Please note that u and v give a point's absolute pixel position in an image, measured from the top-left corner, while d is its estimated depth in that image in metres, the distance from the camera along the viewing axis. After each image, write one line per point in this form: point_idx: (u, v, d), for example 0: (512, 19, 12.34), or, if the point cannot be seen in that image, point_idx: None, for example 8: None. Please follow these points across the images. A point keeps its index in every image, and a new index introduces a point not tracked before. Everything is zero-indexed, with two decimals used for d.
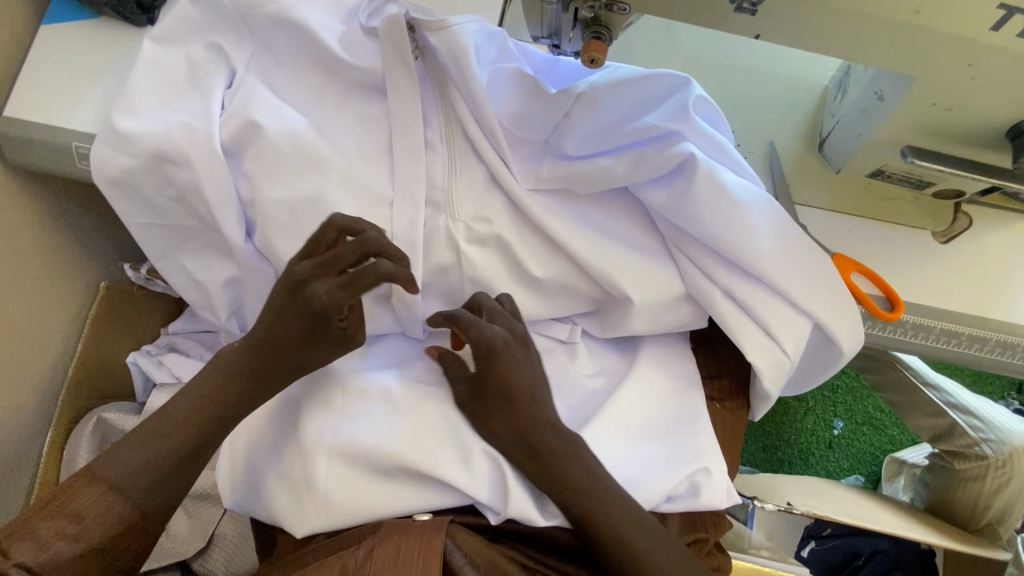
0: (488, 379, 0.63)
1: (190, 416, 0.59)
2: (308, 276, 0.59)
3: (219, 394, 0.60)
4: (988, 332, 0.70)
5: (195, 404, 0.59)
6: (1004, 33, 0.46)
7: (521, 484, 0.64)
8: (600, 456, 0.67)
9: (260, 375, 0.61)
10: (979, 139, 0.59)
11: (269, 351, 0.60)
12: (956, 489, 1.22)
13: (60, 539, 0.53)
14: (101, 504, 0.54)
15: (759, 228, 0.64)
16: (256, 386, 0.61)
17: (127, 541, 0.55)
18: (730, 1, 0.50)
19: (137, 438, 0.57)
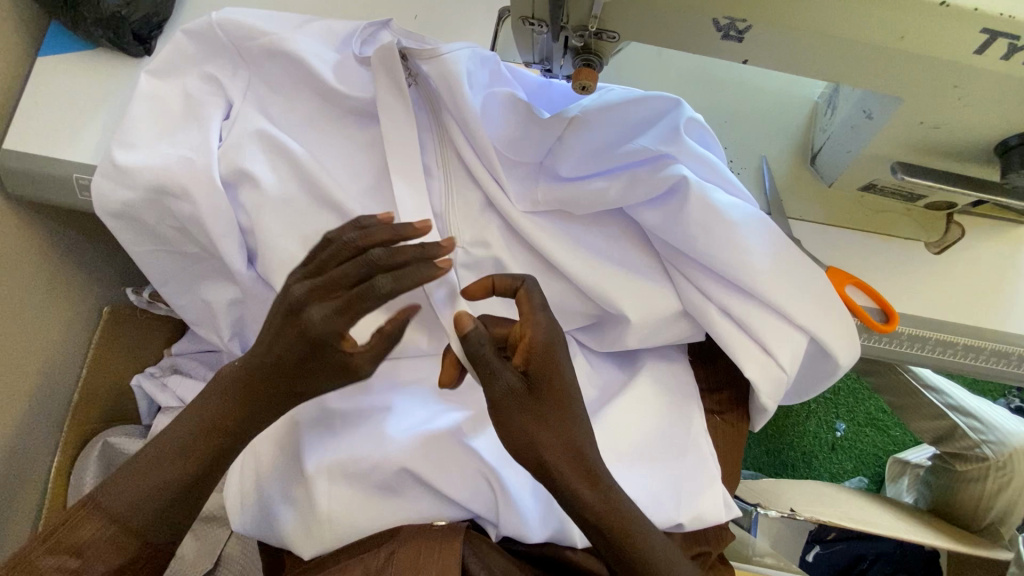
0: (542, 381, 0.51)
1: (192, 446, 0.55)
2: (308, 300, 0.50)
3: (219, 420, 0.55)
4: (982, 341, 0.71)
5: (198, 433, 0.55)
6: (987, 56, 0.46)
7: (523, 505, 0.65)
8: None
9: (251, 404, 0.55)
10: (968, 155, 0.60)
11: (266, 376, 0.53)
12: (958, 490, 1.22)
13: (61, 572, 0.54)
14: (100, 537, 0.55)
15: (752, 245, 0.65)
16: (255, 416, 0.55)
17: (132, 559, 0.56)
18: (717, 30, 0.50)
19: (142, 468, 0.55)
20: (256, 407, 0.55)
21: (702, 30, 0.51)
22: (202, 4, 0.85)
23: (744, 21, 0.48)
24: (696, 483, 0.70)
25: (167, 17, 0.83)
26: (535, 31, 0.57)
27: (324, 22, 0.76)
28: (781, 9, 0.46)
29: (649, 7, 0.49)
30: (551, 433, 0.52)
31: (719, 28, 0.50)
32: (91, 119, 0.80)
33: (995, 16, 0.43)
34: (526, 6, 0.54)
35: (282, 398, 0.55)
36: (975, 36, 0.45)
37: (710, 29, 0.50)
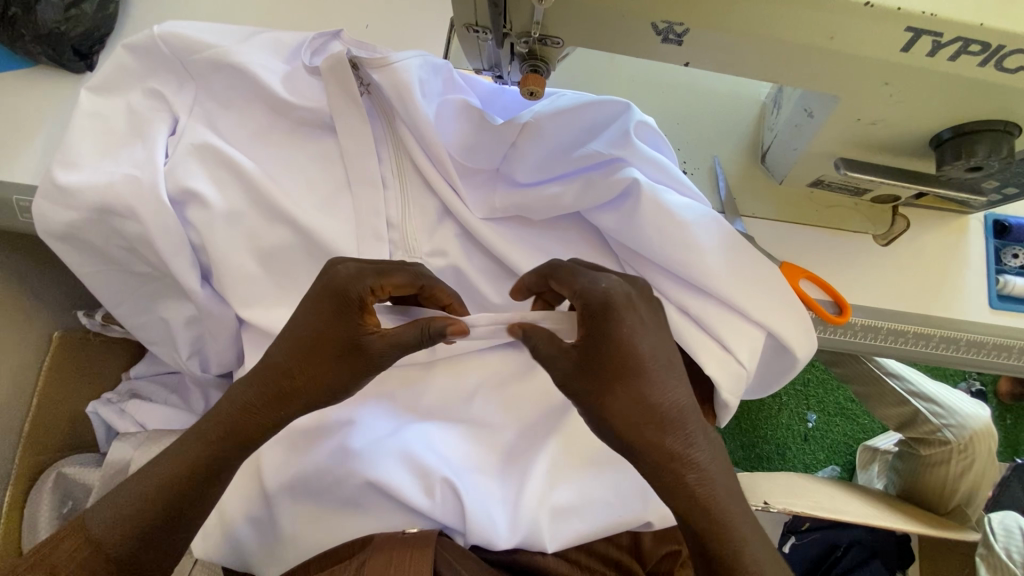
0: (610, 347, 0.49)
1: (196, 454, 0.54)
2: (326, 313, 0.52)
3: (229, 423, 0.54)
4: (932, 328, 0.73)
5: (201, 440, 0.54)
6: (913, 54, 0.48)
7: (489, 514, 0.64)
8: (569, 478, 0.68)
9: (237, 441, 0.54)
10: (906, 150, 0.62)
11: (288, 373, 0.53)
12: (924, 474, 1.25)
13: None
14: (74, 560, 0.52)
15: (705, 244, 0.66)
16: (237, 445, 0.54)
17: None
18: (656, 33, 0.51)
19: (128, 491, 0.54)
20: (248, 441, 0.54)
21: (643, 34, 0.52)
22: (146, 17, 0.82)
23: (682, 24, 0.49)
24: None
25: (109, 30, 0.80)
26: (480, 37, 0.57)
27: (271, 33, 0.74)
28: (715, 12, 0.47)
29: (589, 12, 0.50)
30: (619, 405, 0.49)
31: (658, 31, 0.51)
32: (32, 139, 0.77)
33: (918, 14, 0.44)
34: (469, 13, 0.54)
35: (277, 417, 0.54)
36: (901, 35, 0.46)
37: (650, 33, 0.51)
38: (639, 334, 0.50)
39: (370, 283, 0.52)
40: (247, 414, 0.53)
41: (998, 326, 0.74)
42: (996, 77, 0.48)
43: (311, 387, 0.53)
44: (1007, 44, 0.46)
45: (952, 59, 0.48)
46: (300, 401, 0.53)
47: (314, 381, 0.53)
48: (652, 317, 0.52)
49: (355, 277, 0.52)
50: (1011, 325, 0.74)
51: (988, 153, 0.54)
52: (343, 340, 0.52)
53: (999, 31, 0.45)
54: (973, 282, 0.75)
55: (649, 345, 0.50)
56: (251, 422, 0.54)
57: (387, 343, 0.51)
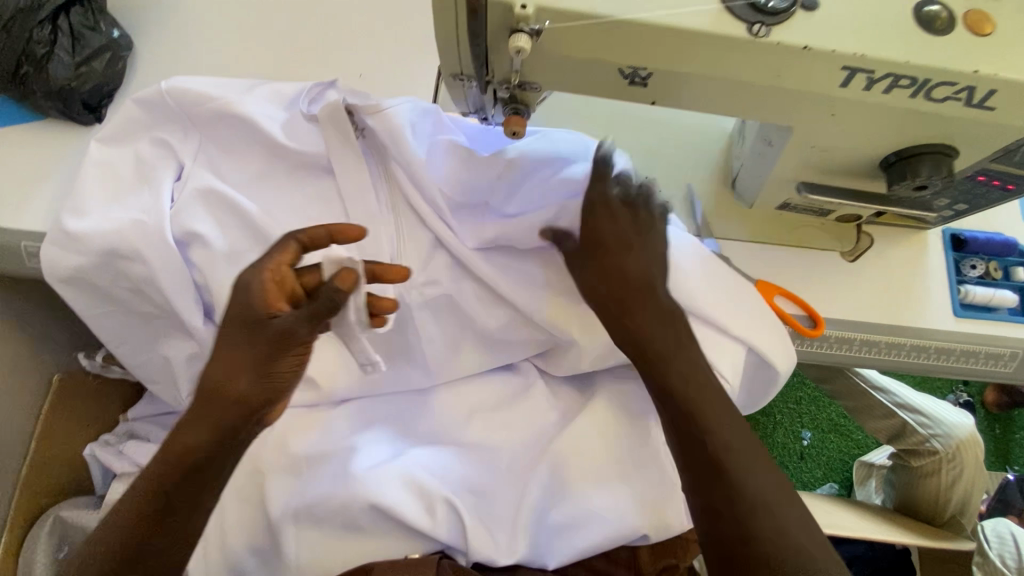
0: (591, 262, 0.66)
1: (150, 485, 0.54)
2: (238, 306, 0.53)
3: (179, 447, 0.53)
4: (901, 338, 0.78)
5: (155, 473, 0.54)
6: (852, 88, 0.53)
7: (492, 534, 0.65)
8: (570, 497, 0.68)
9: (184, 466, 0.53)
10: (860, 173, 0.67)
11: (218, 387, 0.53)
12: (917, 485, 1.27)
13: None
14: None
15: (681, 265, 0.70)
16: (188, 469, 0.54)
17: None
18: (623, 78, 0.56)
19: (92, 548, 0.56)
20: (188, 460, 0.54)
21: (611, 78, 0.57)
22: (151, 72, 0.88)
23: (645, 69, 0.55)
24: (658, 495, 0.71)
25: (117, 86, 0.85)
26: (465, 84, 0.62)
27: (271, 85, 0.79)
28: (674, 57, 0.53)
29: (562, 61, 0.55)
30: (585, 281, 0.67)
31: (624, 75, 0.56)
32: (41, 190, 0.80)
33: (851, 54, 0.50)
34: (454, 63, 0.59)
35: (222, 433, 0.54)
36: (839, 73, 0.52)
37: (617, 77, 0.57)
38: (631, 260, 0.65)
39: (261, 271, 0.53)
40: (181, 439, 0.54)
41: (964, 334, 0.78)
42: (928, 106, 0.54)
43: (234, 387, 0.53)
44: (932, 77, 0.51)
45: (886, 92, 0.53)
46: (230, 404, 0.53)
47: (240, 379, 0.53)
48: (665, 314, 0.64)
49: (251, 273, 0.53)
50: (976, 332, 0.78)
51: (930, 172, 0.60)
52: (254, 332, 0.53)
53: (923, 67, 0.51)
54: (938, 293, 0.80)
55: (666, 300, 0.64)
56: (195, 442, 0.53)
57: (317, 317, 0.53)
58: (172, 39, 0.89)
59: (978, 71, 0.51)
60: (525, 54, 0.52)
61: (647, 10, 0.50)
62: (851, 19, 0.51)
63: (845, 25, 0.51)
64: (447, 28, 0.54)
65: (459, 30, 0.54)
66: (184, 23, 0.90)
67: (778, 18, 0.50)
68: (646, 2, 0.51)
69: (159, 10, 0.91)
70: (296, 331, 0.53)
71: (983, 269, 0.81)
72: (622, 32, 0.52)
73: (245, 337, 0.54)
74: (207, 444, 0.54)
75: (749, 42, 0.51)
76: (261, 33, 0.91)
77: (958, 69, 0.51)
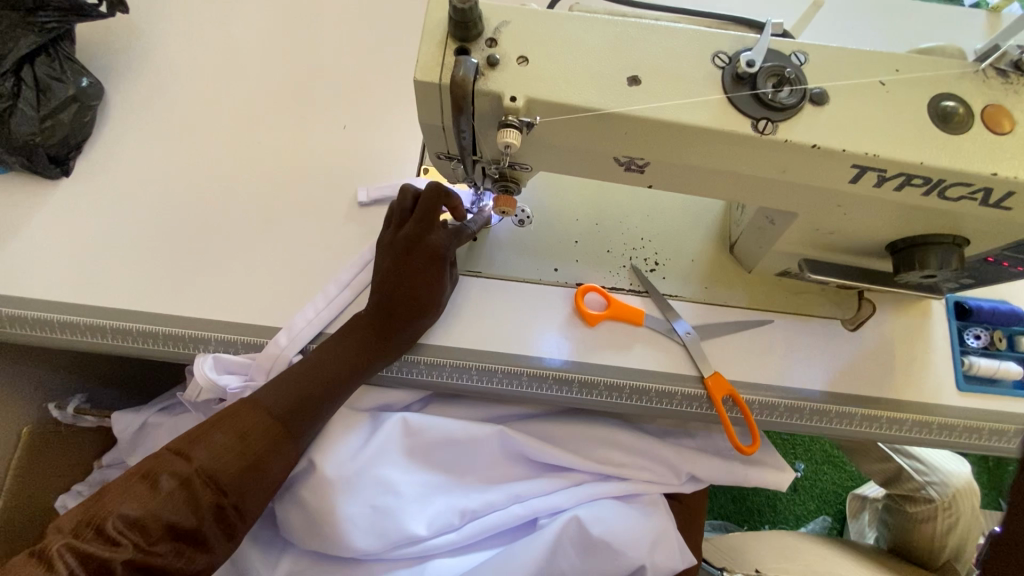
0: None
1: (344, 358, 0.69)
2: (386, 266, 0.73)
3: (361, 320, 0.72)
4: (903, 413, 0.75)
5: (340, 355, 0.69)
6: (861, 185, 0.50)
7: (471, 529, 0.71)
8: (554, 505, 0.73)
9: (365, 361, 0.70)
10: (865, 252, 0.64)
11: (385, 292, 0.71)
12: (911, 531, 1.20)
13: (229, 452, 0.62)
14: (227, 443, 0.62)
15: (634, 346, 0.76)
16: (364, 357, 0.70)
17: (252, 464, 0.63)
18: (620, 165, 0.53)
19: (192, 440, 0.62)
20: (276, 409, 0.66)
21: (607, 165, 0.54)
22: (124, 122, 0.83)
23: (642, 159, 0.52)
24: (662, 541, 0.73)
25: (87, 137, 0.81)
26: (451, 162, 0.58)
27: None
28: (674, 150, 0.50)
29: (556, 148, 0.52)
30: None
31: (620, 163, 0.53)
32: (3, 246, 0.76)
33: (862, 155, 0.47)
34: (440, 145, 0.55)
35: (376, 346, 0.71)
36: (848, 170, 0.49)
37: (614, 164, 0.54)
38: None
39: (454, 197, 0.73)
40: (293, 382, 0.67)
41: (965, 407, 0.76)
42: (940, 205, 0.51)
43: (414, 299, 0.71)
44: (947, 179, 0.48)
45: (897, 189, 0.50)
46: (405, 306, 0.70)
47: (345, 350, 0.70)
48: None
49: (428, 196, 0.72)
50: (979, 407, 0.76)
51: (940, 264, 0.57)
52: (399, 288, 0.71)
53: (937, 168, 0.48)
54: (941, 363, 0.77)
55: None
56: (367, 343, 0.70)
57: (430, 270, 0.72)
58: (146, 85, 0.85)
59: (996, 173, 0.47)
60: (515, 148, 0.48)
61: (646, 104, 0.47)
62: (863, 117, 0.48)
63: (856, 120, 0.48)
64: (431, 114, 0.50)
65: (444, 118, 0.50)
66: (160, 68, 0.87)
67: (784, 113, 0.47)
68: (644, 95, 0.47)
69: (135, 55, 0.87)
70: (416, 292, 0.71)
71: (987, 339, 0.79)
72: (619, 125, 0.48)
73: (365, 316, 0.72)
74: (298, 398, 0.67)
75: (754, 139, 0.47)
76: (240, 78, 0.87)
77: (974, 171, 0.47)
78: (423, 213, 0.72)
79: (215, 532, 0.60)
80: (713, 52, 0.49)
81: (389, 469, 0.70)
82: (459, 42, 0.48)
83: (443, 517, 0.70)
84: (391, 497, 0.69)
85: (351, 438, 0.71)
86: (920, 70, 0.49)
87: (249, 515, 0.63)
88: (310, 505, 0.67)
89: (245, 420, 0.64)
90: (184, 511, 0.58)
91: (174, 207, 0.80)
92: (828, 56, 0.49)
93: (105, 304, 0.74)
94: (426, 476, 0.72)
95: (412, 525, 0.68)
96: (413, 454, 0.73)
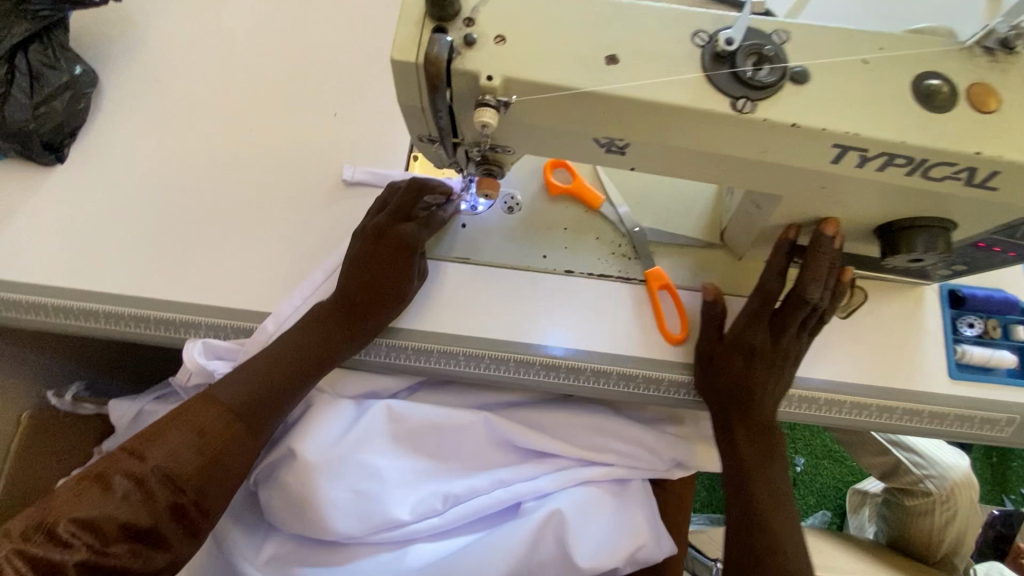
0: None
1: (305, 348, 0.71)
2: (355, 253, 0.74)
3: (328, 310, 0.73)
4: (894, 401, 0.74)
5: (300, 346, 0.71)
6: (843, 164, 0.49)
7: (455, 514, 0.71)
8: (539, 491, 0.73)
9: (323, 353, 0.72)
10: (854, 237, 0.63)
11: (355, 280, 0.73)
12: (910, 524, 1.19)
13: (186, 449, 0.63)
14: (183, 441, 0.63)
15: (621, 331, 0.75)
16: (325, 348, 0.72)
17: (210, 459, 0.64)
18: (601, 146, 0.53)
19: (148, 439, 0.63)
20: (234, 403, 0.67)
21: (588, 147, 0.54)
22: (117, 110, 0.84)
23: (622, 139, 0.52)
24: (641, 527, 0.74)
25: (81, 125, 0.82)
26: (433, 145, 0.58)
27: None
28: (655, 130, 0.50)
29: (536, 129, 0.52)
30: None
31: (601, 144, 0.53)
32: None
33: (843, 133, 0.47)
34: (422, 127, 0.55)
35: (337, 338, 0.72)
36: (829, 150, 0.48)
37: (595, 145, 0.53)
38: None
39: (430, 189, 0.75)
40: (252, 373, 0.69)
41: (957, 396, 0.75)
42: (925, 186, 0.50)
43: (381, 289, 0.72)
44: (930, 158, 0.48)
45: (880, 170, 0.49)
46: (373, 293, 0.72)
47: (308, 343, 0.71)
48: None
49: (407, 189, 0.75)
50: (973, 395, 0.75)
51: (926, 248, 0.56)
52: (364, 278, 0.72)
53: (920, 148, 0.47)
54: (934, 352, 0.76)
55: None
56: (330, 335, 0.72)
57: (397, 260, 0.72)
58: (139, 74, 0.86)
59: (980, 152, 0.47)
60: (492, 128, 0.48)
61: (623, 83, 0.47)
62: (844, 96, 0.47)
63: (836, 99, 0.47)
64: (410, 95, 0.50)
65: (422, 98, 0.50)
66: (153, 56, 0.87)
67: (764, 92, 0.47)
68: (622, 74, 0.47)
69: (129, 43, 0.88)
70: (382, 283, 0.72)
71: (981, 327, 0.77)
72: (597, 104, 0.48)
73: (328, 307, 0.73)
74: (257, 391, 0.68)
75: (734, 118, 0.47)
76: (232, 67, 0.88)
77: (957, 150, 0.47)
78: (395, 207, 0.75)
79: (174, 530, 0.61)
80: (692, 30, 0.48)
81: (373, 455, 0.71)
82: (436, 21, 0.48)
83: (426, 503, 0.70)
84: (374, 482, 0.69)
85: (334, 422, 0.71)
86: (904, 48, 0.49)
87: (209, 512, 0.63)
88: (293, 489, 0.68)
89: (202, 417, 0.65)
90: (140, 510, 0.58)
91: (166, 193, 0.80)
92: (810, 35, 0.49)
93: (97, 289, 0.75)
94: (410, 462, 0.73)
95: (396, 509, 0.68)
96: (397, 439, 0.73)
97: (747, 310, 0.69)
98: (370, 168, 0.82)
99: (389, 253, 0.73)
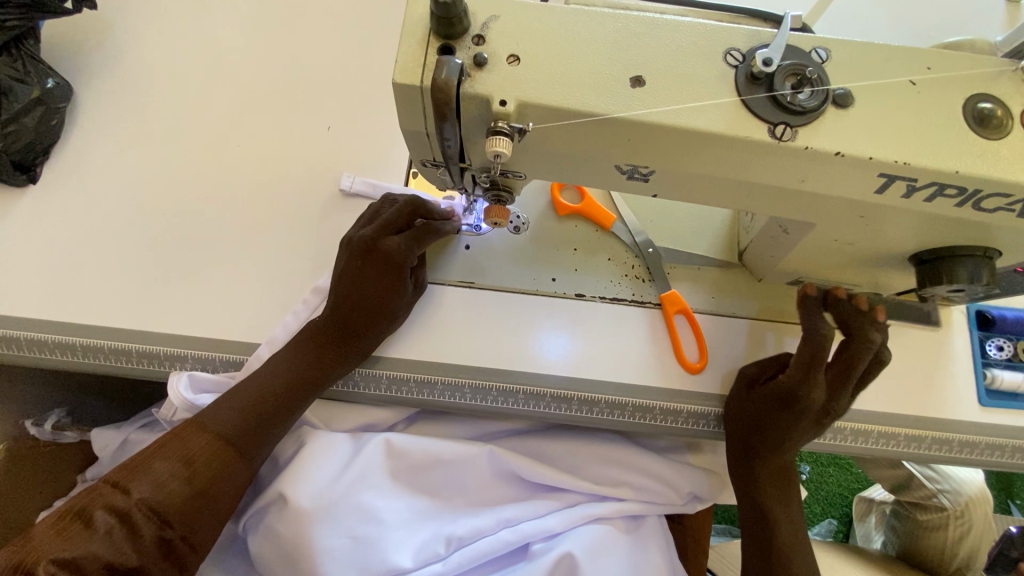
0: None
1: (293, 373, 0.66)
2: (343, 267, 0.69)
3: (315, 333, 0.68)
4: (924, 430, 0.70)
5: (288, 370, 0.66)
6: (889, 195, 0.45)
7: (459, 558, 0.66)
8: (549, 529, 0.68)
9: (314, 376, 0.67)
10: (887, 263, 0.59)
11: (345, 299, 0.67)
12: (919, 540, 1.05)
13: (174, 480, 0.57)
14: (168, 472, 0.58)
15: (634, 356, 0.72)
16: (315, 373, 0.66)
17: (198, 491, 0.58)
18: (622, 172, 0.49)
19: (131, 469, 0.57)
20: (225, 431, 0.62)
21: (608, 173, 0.50)
22: (95, 125, 0.79)
23: (647, 167, 0.47)
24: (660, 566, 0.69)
25: (55, 142, 0.76)
26: (437, 170, 0.54)
27: None
28: (682, 157, 0.45)
29: (551, 155, 0.48)
30: None
31: (622, 171, 0.49)
32: None
33: (890, 162, 0.43)
34: (426, 152, 0.50)
35: (327, 360, 0.67)
36: (875, 179, 0.44)
37: (616, 172, 0.49)
38: None
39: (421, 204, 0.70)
40: (240, 401, 0.63)
41: (987, 424, 0.71)
42: (974, 217, 0.46)
43: (374, 308, 0.67)
44: (985, 189, 0.43)
45: (928, 200, 0.45)
46: (366, 313, 0.67)
47: (297, 368, 0.66)
48: None
49: (398, 207, 0.69)
50: (1006, 422, 0.71)
51: (970, 279, 0.52)
52: (353, 295, 0.67)
53: (974, 177, 0.43)
54: (963, 377, 0.73)
55: None
56: (320, 360, 0.67)
57: (386, 278, 0.67)
58: (120, 86, 0.81)
59: None
60: (506, 158, 0.43)
61: (648, 108, 0.42)
62: (890, 121, 0.43)
63: (881, 123, 0.43)
64: (414, 119, 0.46)
65: (428, 124, 0.45)
66: (133, 67, 0.82)
67: (805, 117, 0.43)
68: (648, 97, 0.43)
69: (108, 53, 0.82)
70: (374, 300, 0.67)
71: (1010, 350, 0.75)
72: (621, 131, 0.44)
73: (318, 328, 0.68)
74: (249, 416, 0.63)
75: (771, 147, 0.43)
76: (219, 77, 0.82)
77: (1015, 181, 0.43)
78: (385, 221, 0.69)
79: (162, 567, 0.56)
80: (725, 49, 0.44)
81: (371, 497, 0.66)
82: (443, 39, 0.43)
83: (427, 546, 0.65)
84: (372, 526, 0.64)
85: (329, 462, 0.67)
86: (953, 68, 0.44)
87: (199, 544, 0.59)
88: (285, 538, 0.63)
89: (189, 444, 0.60)
90: (124, 548, 0.53)
91: (148, 214, 0.75)
92: (854, 53, 0.45)
93: (72, 320, 0.70)
94: (410, 501, 0.68)
95: (395, 556, 0.64)
96: (397, 477, 0.69)
97: (796, 361, 0.64)
98: (371, 180, 0.78)
99: (380, 270, 0.67)
